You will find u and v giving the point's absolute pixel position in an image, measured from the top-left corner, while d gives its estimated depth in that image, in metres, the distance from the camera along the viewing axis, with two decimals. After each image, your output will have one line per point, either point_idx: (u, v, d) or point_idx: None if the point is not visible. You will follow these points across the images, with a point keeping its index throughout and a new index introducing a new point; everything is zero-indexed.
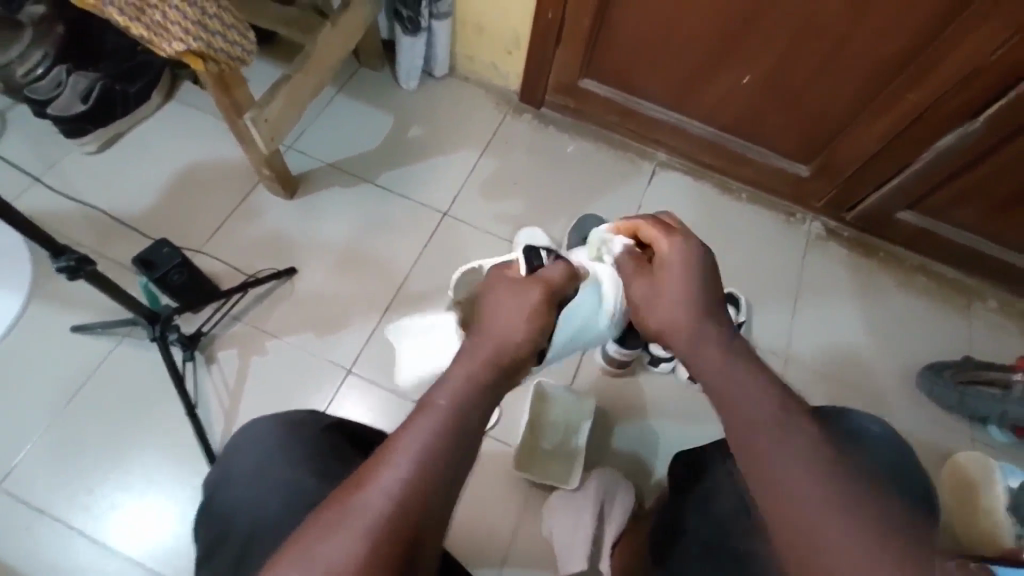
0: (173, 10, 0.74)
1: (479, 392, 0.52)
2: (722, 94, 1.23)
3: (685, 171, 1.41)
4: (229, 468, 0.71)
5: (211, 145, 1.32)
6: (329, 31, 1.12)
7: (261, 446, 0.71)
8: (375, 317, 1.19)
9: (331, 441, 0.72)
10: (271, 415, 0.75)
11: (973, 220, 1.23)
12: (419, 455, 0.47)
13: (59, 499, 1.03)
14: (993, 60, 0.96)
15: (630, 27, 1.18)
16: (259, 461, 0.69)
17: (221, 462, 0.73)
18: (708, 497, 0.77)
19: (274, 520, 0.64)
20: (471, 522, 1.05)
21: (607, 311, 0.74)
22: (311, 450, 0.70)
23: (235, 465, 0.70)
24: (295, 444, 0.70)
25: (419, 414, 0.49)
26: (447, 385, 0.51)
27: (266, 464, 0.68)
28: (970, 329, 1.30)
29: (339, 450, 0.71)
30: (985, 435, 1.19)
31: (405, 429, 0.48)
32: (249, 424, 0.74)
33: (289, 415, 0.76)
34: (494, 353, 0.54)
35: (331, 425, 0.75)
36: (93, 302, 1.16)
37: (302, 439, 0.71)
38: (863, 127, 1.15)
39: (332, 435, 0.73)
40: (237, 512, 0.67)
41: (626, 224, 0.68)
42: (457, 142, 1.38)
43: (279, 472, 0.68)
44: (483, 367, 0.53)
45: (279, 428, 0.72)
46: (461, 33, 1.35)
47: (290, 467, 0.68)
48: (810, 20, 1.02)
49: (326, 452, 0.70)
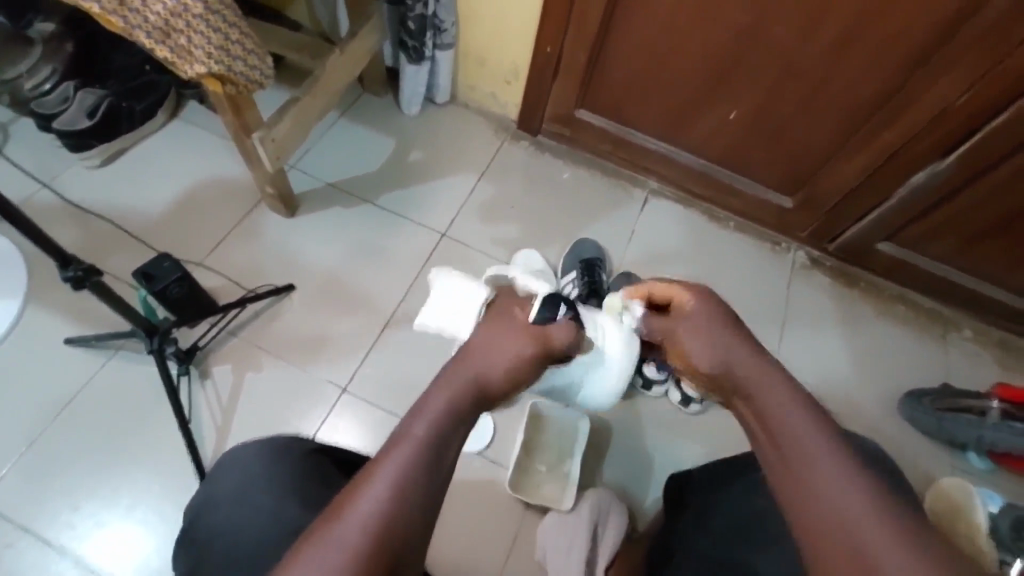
0: (199, 35, 0.78)
1: (453, 424, 0.53)
2: (710, 128, 1.29)
3: (676, 200, 1.46)
4: (212, 492, 0.68)
5: (215, 162, 1.34)
6: (337, 58, 1.17)
7: (245, 469, 0.68)
8: (372, 335, 1.21)
9: (317, 464, 0.70)
10: (257, 439, 0.72)
11: (947, 253, 1.30)
12: (394, 486, 0.47)
13: (41, 515, 1.00)
14: (959, 104, 1.03)
15: (625, 62, 1.24)
16: (242, 484, 0.66)
17: (206, 484, 0.70)
18: (704, 517, 0.78)
19: (258, 545, 0.61)
20: (465, 542, 1.05)
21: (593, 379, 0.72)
22: (296, 472, 0.68)
23: (217, 486, 0.68)
24: (276, 467, 0.67)
25: (394, 444, 0.50)
26: (423, 416, 0.52)
27: (249, 489, 0.66)
28: (948, 357, 1.35)
29: (325, 473, 0.69)
30: (964, 461, 1.23)
31: (382, 458, 0.49)
32: (234, 447, 0.72)
33: (273, 437, 0.73)
34: (471, 384, 0.56)
35: (316, 448, 0.73)
36: (88, 315, 1.15)
37: (284, 463, 0.68)
38: (843, 162, 1.22)
39: (318, 458, 0.71)
40: (218, 538, 0.63)
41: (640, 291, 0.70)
42: (456, 166, 1.42)
43: (259, 496, 0.65)
44: (457, 398, 0.54)
45: (263, 451, 0.69)
46: (462, 64, 1.41)
47: (276, 492, 0.65)
48: (792, 62, 1.09)
49: (313, 475, 0.68)
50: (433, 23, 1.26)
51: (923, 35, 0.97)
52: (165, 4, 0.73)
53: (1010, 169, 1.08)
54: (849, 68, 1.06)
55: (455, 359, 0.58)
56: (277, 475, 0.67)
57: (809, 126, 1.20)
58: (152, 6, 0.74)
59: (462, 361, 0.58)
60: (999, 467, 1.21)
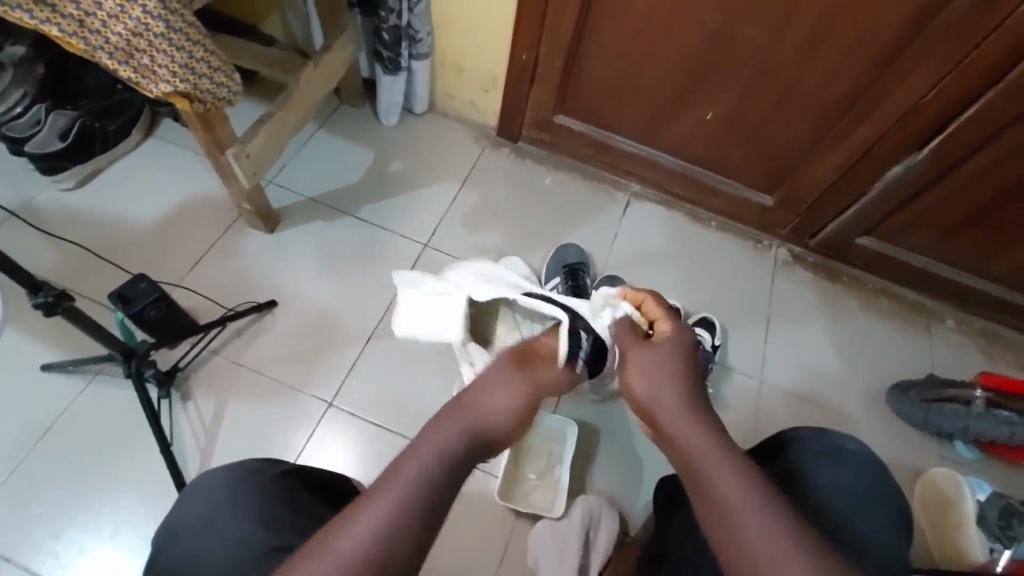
0: (162, 55, 0.77)
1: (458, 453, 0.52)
2: (688, 129, 1.30)
3: (658, 202, 1.47)
4: (176, 523, 0.65)
5: (192, 181, 1.32)
6: (312, 71, 1.16)
7: (212, 497, 0.66)
8: (357, 347, 1.20)
9: (288, 488, 0.69)
10: (225, 464, 0.70)
11: (925, 245, 1.31)
12: (387, 521, 0.46)
13: (19, 544, 0.98)
14: (927, 100, 1.05)
15: (600, 67, 1.24)
16: (210, 514, 0.64)
17: (171, 515, 0.67)
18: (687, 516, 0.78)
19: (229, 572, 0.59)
20: (456, 554, 1.04)
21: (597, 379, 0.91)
22: (267, 498, 0.66)
23: (184, 516, 0.65)
24: (245, 494, 0.66)
25: (391, 479, 0.48)
26: (425, 447, 0.52)
27: (217, 518, 0.64)
28: (931, 347, 1.36)
29: (294, 498, 0.68)
30: (953, 451, 1.24)
31: (375, 492, 0.47)
32: (200, 475, 0.70)
33: (242, 460, 0.71)
34: (476, 426, 0.56)
35: (287, 471, 0.71)
36: (65, 339, 1.13)
37: (254, 490, 0.67)
38: (819, 160, 1.23)
39: (288, 482, 0.70)
40: (187, 570, 0.61)
41: (632, 295, 0.76)
42: (438, 175, 1.42)
43: (228, 527, 0.63)
44: (461, 438, 0.54)
45: (232, 477, 0.68)
46: (439, 73, 1.41)
47: (245, 521, 0.63)
48: (764, 62, 1.10)
49: (284, 500, 0.67)
50: (408, 33, 1.26)
51: (889, 33, 0.98)
52: (127, 24, 0.72)
53: (982, 159, 1.09)
54: (820, 66, 1.07)
55: (456, 399, 0.58)
56: (247, 503, 0.65)
57: (784, 125, 1.21)
58: (113, 27, 0.73)
59: (465, 401, 0.58)
60: (987, 455, 1.22)
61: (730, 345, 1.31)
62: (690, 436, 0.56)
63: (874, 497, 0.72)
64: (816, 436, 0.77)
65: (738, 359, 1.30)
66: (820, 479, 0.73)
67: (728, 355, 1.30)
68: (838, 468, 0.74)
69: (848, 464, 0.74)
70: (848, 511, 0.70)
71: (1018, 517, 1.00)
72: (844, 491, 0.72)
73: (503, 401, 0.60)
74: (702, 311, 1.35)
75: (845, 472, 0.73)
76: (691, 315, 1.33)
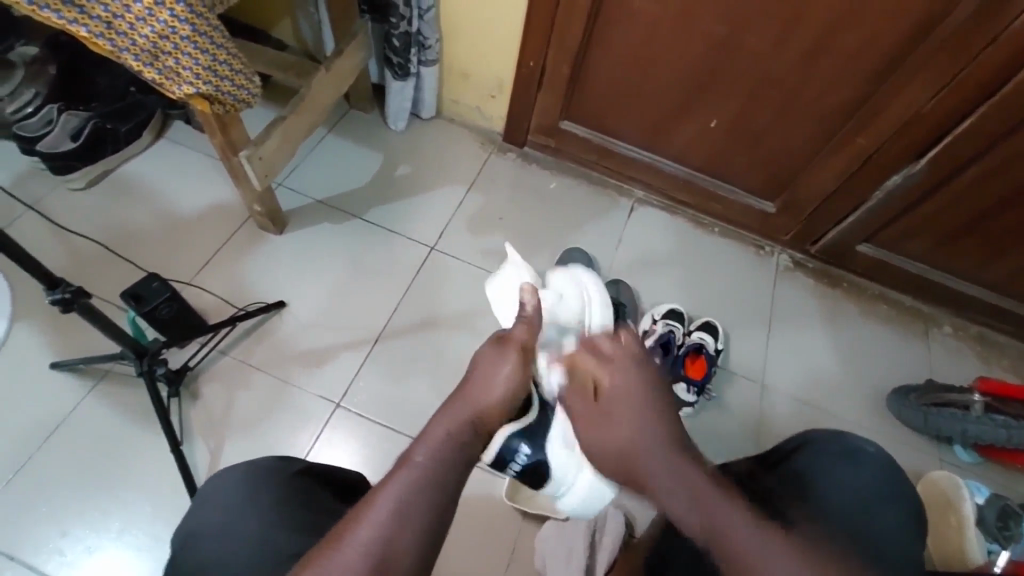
0: (187, 57, 0.78)
1: (455, 449, 0.53)
2: (692, 136, 1.32)
3: (661, 208, 1.49)
4: (193, 524, 0.65)
5: (202, 182, 1.34)
6: (323, 75, 1.18)
7: (236, 493, 0.67)
8: (364, 349, 1.21)
9: (306, 488, 0.69)
10: (238, 465, 0.71)
11: (923, 252, 1.34)
12: (393, 514, 0.47)
13: (26, 542, 0.98)
14: (925, 111, 1.08)
15: (606, 72, 1.26)
16: (231, 511, 0.65)
17: (186, 516, 0.67)
18: None
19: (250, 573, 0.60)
20: (464, 555, 1.04)
21: (579, 472, 0.71)
22: (283, 499, 0.66)
23: (201, 517, 0.65)
24: (263, 490, 0.67)
25: (394, 472, 0.50)
26: (424, 440, 0.53)
27: (236, 520, 0.64)
28: (930, 352, 1.39)
29: (311, 498, 0.68)
30: (952, 455, 1.26)
31: (382, 487, 0.49)
32: (213, 476, 0.70)
33: (258, 460, 0.72)
34: (472, 415, 0.57)
35: (305, 470, 0.72)
36: (75, 339, 1.14)
37: (273, 488, 0.67)
38: (821, 167, 1.26)
39: (306, 480, 0.70)
40: (208, 571, 0.61)
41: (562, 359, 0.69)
42: (445, 178, 1.44)
43: (248, 525, 0.64)
44: (460, 426, 0.55)
45: (247, 479, 0.68)
46: (447, 79, 1.43)
47: (264, 519, 0.64)
48: (765, 70, 1.12)
49: (299, 501, 0.67)
50: (418, 40, 1.28)
51: (890, 43, 1.01)
52: (154, 26, 0.74)
53: (977, 170, 1.13)
54: (823, 75, 1.10)
55: (457, 388, 0.60)
56: (264, 503, 0.66)
57: (788, 132, 1.23)
58: (140, 29, 0.74)
59: (468, 389, 0.59)
60: (985, 459, 1.24)
61: (732, 347, 1.33)
62: (673, 473, 0.54)
63: (883, 496, 0.73)
64: (831, 437, 0.79)
65: (740, 362, 1.32)
66: (837, 483, 0.74)
67: (730, 358, 1.32)
68: (848, 468, 0.75)
69: (861, 465, 0.75)
70: (859, 514, 0.71)
71: (1015, 518, 1.04)
72: (854, 493, 0.73)
73: (504, 384, 0.61)
74: (704, 315, 1.36)
75: (858, 473, 0.75)
76: (694, 319, 1.35)
